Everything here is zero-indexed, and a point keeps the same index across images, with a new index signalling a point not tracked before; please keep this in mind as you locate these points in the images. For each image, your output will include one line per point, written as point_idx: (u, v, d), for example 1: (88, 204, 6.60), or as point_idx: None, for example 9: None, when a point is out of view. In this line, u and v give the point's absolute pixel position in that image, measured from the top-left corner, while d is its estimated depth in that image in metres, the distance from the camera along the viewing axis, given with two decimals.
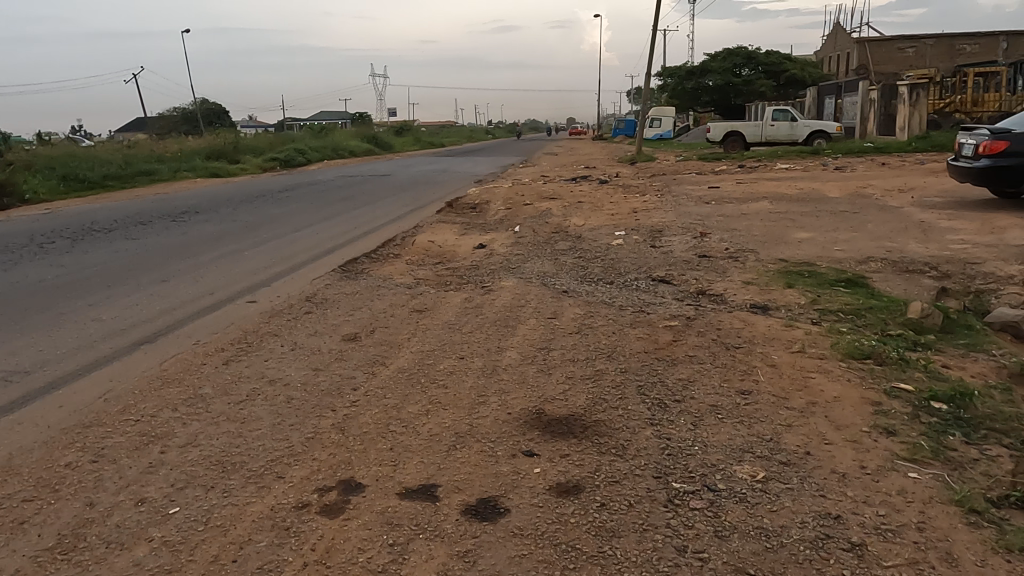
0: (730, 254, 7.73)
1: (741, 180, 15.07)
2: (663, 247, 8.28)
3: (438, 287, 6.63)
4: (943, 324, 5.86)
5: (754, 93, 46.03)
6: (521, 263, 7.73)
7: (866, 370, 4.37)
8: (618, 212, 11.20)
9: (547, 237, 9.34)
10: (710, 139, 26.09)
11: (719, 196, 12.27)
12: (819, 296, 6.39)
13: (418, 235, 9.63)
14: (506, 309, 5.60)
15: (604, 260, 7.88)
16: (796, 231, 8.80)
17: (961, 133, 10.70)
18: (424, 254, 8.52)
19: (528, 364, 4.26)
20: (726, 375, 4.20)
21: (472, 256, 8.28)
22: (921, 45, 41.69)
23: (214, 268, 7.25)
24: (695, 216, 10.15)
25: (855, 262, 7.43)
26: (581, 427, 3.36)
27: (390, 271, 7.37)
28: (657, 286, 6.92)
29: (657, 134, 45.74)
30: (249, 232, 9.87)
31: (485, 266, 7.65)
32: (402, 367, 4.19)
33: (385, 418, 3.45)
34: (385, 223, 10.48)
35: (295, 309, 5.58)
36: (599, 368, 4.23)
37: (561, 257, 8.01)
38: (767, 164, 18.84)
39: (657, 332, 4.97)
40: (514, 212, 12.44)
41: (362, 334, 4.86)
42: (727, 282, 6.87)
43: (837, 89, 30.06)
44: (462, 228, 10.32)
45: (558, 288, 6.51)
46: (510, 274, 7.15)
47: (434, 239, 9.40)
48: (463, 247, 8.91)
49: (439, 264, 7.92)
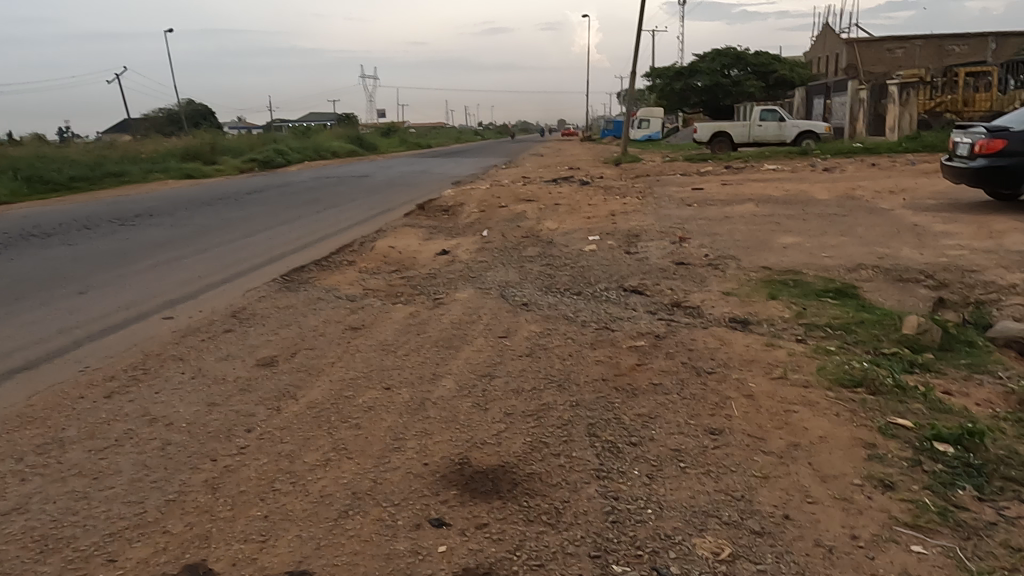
0: (709, 261, 7.14)
1: (727, 181, 14.53)
2: (639, 253, 7.69)
3: (386, 299, 6.00)
4: (942, 341, 5.28)
5: (743, 93, 45.60)
6: (482, 272, 7.11)
7: (858, 401, 3.77)
8: (595, 214, 10.61)
9: (516, 242, 8.72)
10: (699, 139, 25.40)
11: (703, 199, 11.66)
12: (805, 309, 5.80)
13: (378, 239, 9.00)
14: (454, 325, 4.98)
15: (573, 267, 7.28)
16: (782, 235, 8.22)
17: (956, 131, 10.16)
18: (382, 261, 7.89)
19: (463, 396, 3.63)
20: (694, 409, 3.58)
21: (432, 264, 7.65)
22: (910, 45, 41.35)
23: (142, 277, 6.60)
24: (675, 219, 9.55)
25: (844, 270, 6.85)
26: (510, 483, 2.75)
27: (338, 281, 6.73)
28: (628, 297, 6.30)
29: (645, 135, 45.25)
30: (197, 237, 9.20)
31: (443, 275, 7.03)
32: (314, 401, 3.55)
33: (272, 472, 2.83)
34: (347, 227, 9.85)
35: (215, 326, 4.93)
36: (545, 401, 3.60)
37: (528, 265, 7.40)
38: (755, 165, 18.29)
39: (619, 354, 4.35)
40: (488, 215, 11.81)
41: (280, 358, 4.23)
42: (705, 292, 6.27)
43: (825, 89, 29.59)
44: (428, 233, 9.69)
45: (518, 299, 5.90)
46: (468, 285, 6.53)
47: (396, 245, 8.77)
48: (425, 253, 8.28)
49: (395, 272, 7.30)
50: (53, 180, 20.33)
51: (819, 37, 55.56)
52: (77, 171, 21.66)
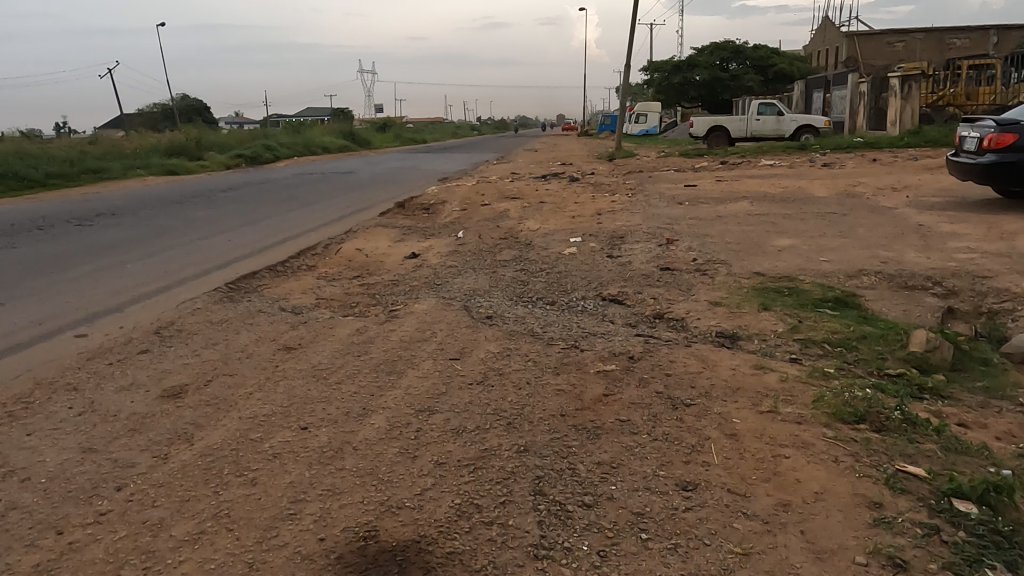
0: (697, 266, 6.56)
1: (722, 178, 13.96)
2: (621, 257, 7.11)
3: (337, 311, 5.43)
4: (954, 359, 4.71)
5: (742, 87, 44.96)
6: (450, 278, 6.53)
7: (861, 442, 3.19)
8: (581, 213, 10.04)
9: (493, 244, 8.15)
10: (694, 135, 24.97)
11: (696, 197, 11.08)
12: (801, 323, 5.22)
13: (346, 241, 8.42)
14: (402, 345, 4.40)
15: (550, 273, 6.70)
16: (777, 237, 7.64)
17: (963, 125, 9.57)
18: (345, 266, 7.32)
19: (391, 440, 3.06)
20: (664, 454, 3.01)
21: (398, 269, 7.08)
22: (911, 39, 40.71)
23: (74, 286, 6.02)
24: (665, 219, 8.97)
25: (844, 276, 6.27)
26: (421, 570, 2.18)
27: (290, 290, 6.15)
28: (605, 308, 5.73)
29: (643, 130, 44.69)
30: (152, 238, 8.63)
31: (406, 282, 6.45)
32: (210, 447, 2.98)
33: (125, 552, 2.26)
34: (314, 228, 9.28)
35: (131, 346, 4.35)
36: (487, 444, 3.03)
37: (501, 270, 6.83)
38: (753, 161, 17.69)
39: (584, 381, 3.77)
40: (469, 214, 11.23)
41: (190, 388, 3.65)
42: (691, 302, 5.69)
43: (825, 83, 28.96)
44: (401, 234, 9.11)
45: (482, 311, 5.32)
46: (431, 294, 5.95)
47: (364, 247, 8.18)
48: (393, 257, 7.71)
49: (356, 279, 6.72)
50: (29, 175, 19.68)
51: (818, 30, 54.88)
52: (56, 167, 21.02)
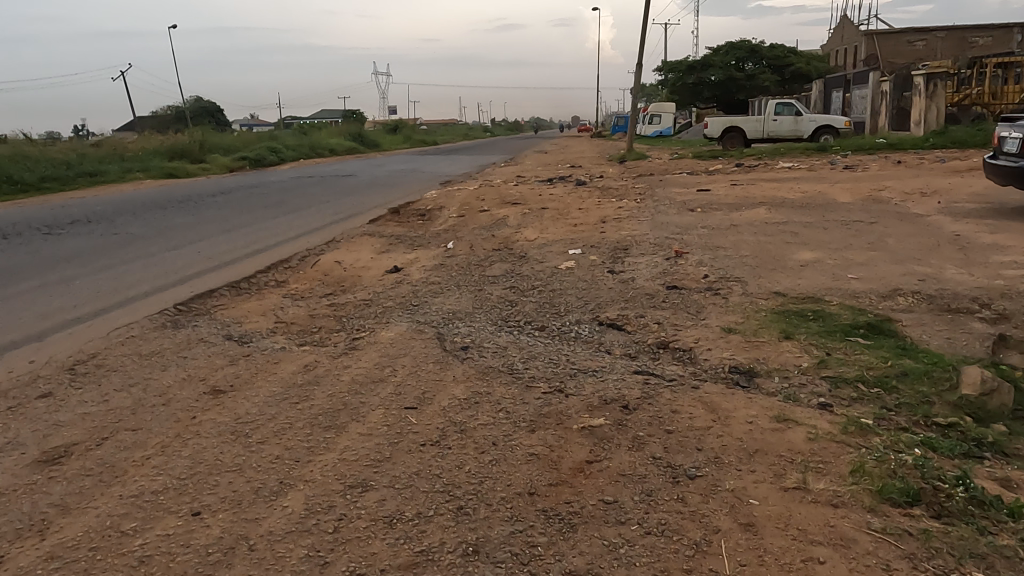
0: (708, 284, 5.81)
1: (737, 182, 13.18)
2: (624, 272, 6.38)
3: (293, 340, 4.74)
4: (1017, 405, 3.93)
5: (757, 87, 44.03)
6: (430, 298, 5.83)
7: (919, 537, 2.44)
8: (583, 221, 9.33)
9: (483, 256, 7.43)
10: (708, 136, 24.09)
11: (708, 202, 10.30)
12: (829, 356, 4.46)
13: (325, 253, 7.74)
14: (354, 386, 3.70)
15: (543, 291, 5.98)
16: (797, 249, 6.88)
17: (1002, 125, 8.75)
18: (318, 282, 6.64)
19: (301, 536, 2.35)
20: (658, 559, 2.29)
21: (375, 285, 6.38)
22: (932, 38, 39.64)
23: (6, 305, 5.39)
24: (674, 228, 8.22)
25: (876, 297, 5.51)
26: None
27: (247, 312, 5.47)
28: (601, 336, 5.00)
29: (656, 131, 43.88)
30: (118, 249, 8.01)
31: (380, 302, 5.75)
32: (63, 547, 2.29)
33: None
34: (293, 237, 8.61)
35: (31, 389, 3.67)
36: (424, 544, 2.31)
37: (489, 287, 6.13)
38: (770, 163, 16.88)
39: (563, 442, 3.05)
40: (465, 221, 10.55)
41: (76, 450, 2.96)
42: (701, 329, 4.95)
43: (844, 82, 28.02)
44: (387, 243, 8.42)
45: (459, 340, 4.61)
46: (405, 317, 5.24)
47: (343, 259, 7.49)
48: (373, 270, 7.02)
49: (327, 298, 6.04)
50: (23, 180, 19.23)
51: (836, 30, 53.84)
52: (52, 171, 20.59)
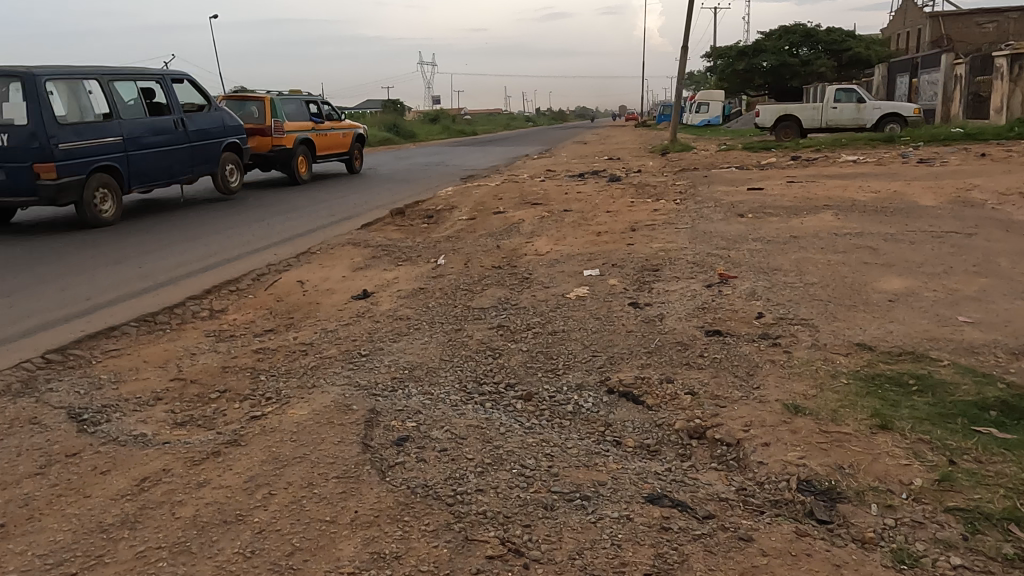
0: (762, 330, 4.27)
1: (794, 178, 11.49)
2: (649, 305, 4.88)
3: (171, 418, 3.39)
4: None
5: (812, 73, 41.45)
6: (389, 342, 4.42)
7: None
8: (608, 228, 7.81)
9: (477, 276, 5.99)
10: (760, 126, 22.16)
11: (759, 206, 8.64)
12: (953, 467, 2.91)
13: (289, 270, 6.40)
14: (189, 533, 2.32)
15: (540, 333, 4.51)
16: (880, 275, 5.27)
17: None
18: (264, 313, 5.30)
19: None
20: None
21: (330, 320, 5.00)
22: (1005, 18, 36.66)
23: None
24: (718, 240, 6.65)
25: (1005, 354, 3.90)
26: None
27: (144, 361, 4.15)
28: (609, 412, 3.53)
29: (704, 120, 41.79)
30: (52, 260, 6.79)
31: (323, 346, 4.37)
32: None
33: None
34: (261, 247, 7.27)
35: None
36: None
37: (471, 325, 4.69)
38: (829, 155, 15.00)
39: None
40: (474, 225, 9.12)
41: None
42: (753, 409, 3.44)
43: (911, 67, 25.68)
44: (369, 254, 7.05)
45: (399, 427, 3.19)
46: (342, 377, 3.85)
47: (308, 278, 6.15)
48: (338, 296, 5.64)
49: (261, 338, 4.69)
50: None
51: (898, 13, 50.73)
52: None
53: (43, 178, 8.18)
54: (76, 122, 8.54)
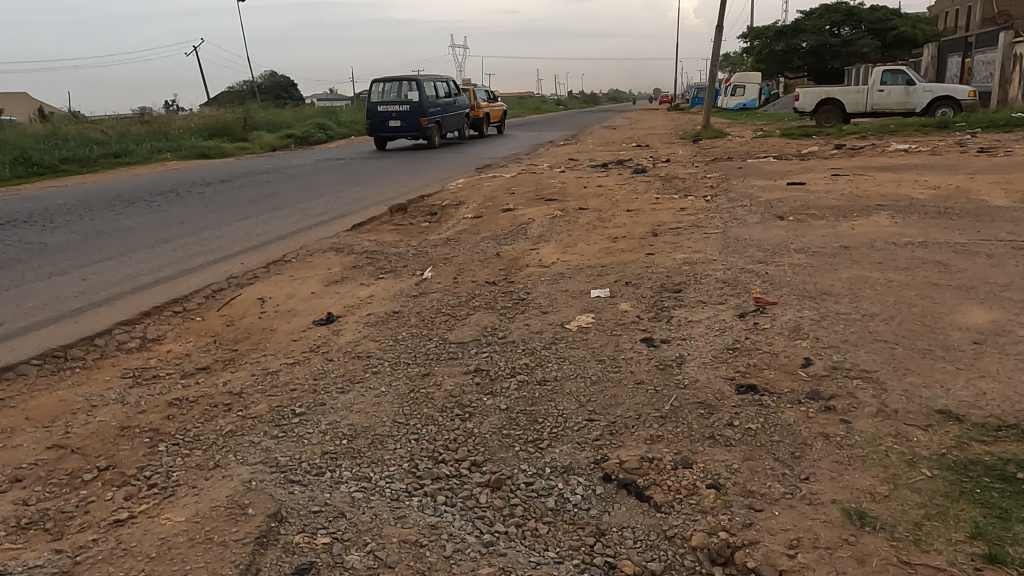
0: (811, 388, 3.29)
1: (840, 170, 10.33)
2: (666, 344, 3.93)
3: (14, 519, 2.55)
4: None
5: (855, 54, 39.48)
6: (335, 392, 3.53)
7: None
8: (626, 232, 6.85)
9: (466, 295, 5.08)
10: (799, 110, 20.83)
11: (802, 205, 7.58)
12: None
13: (253, 284, 5.56)
14: None
15: (526, 382, 3.57)
16: (957, 304, 4.22)
17: None
18: (206, 344, 4.46)
19: None
20: None
21: (278, 355, 4.14)
22: None
23: None
24: (753, 251, 5.66)
25: None
26: None
27: (24, 419, 3.33)
28: (602, 515, 2.60)
29: (739, 104, 40.26)
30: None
31: (250, 398, 3.49)
32: None
33: None
34: (231, 254, 6.43)
35: None
36: None
37: (443, 368, 3.78)
38: (877, 144, 13.75)
39: None
40: (480, 225, 8.20)
41: None
42: (800, 518, 2.47)
43: (964, 45, 23.92)
44: (350, 263, 6.18)
45: (303, 548, 2.29)
46: (260, 450, 2.97)
47: (271, 296, 5.30)
48: (298, 320, 4.78)
49: (188, 381, 3.83)
50: (40, 162, 17.89)
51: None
52: (73, 152, 19.25)
53: (424, 124, 19.51)
54: (446, 103, 20.91)
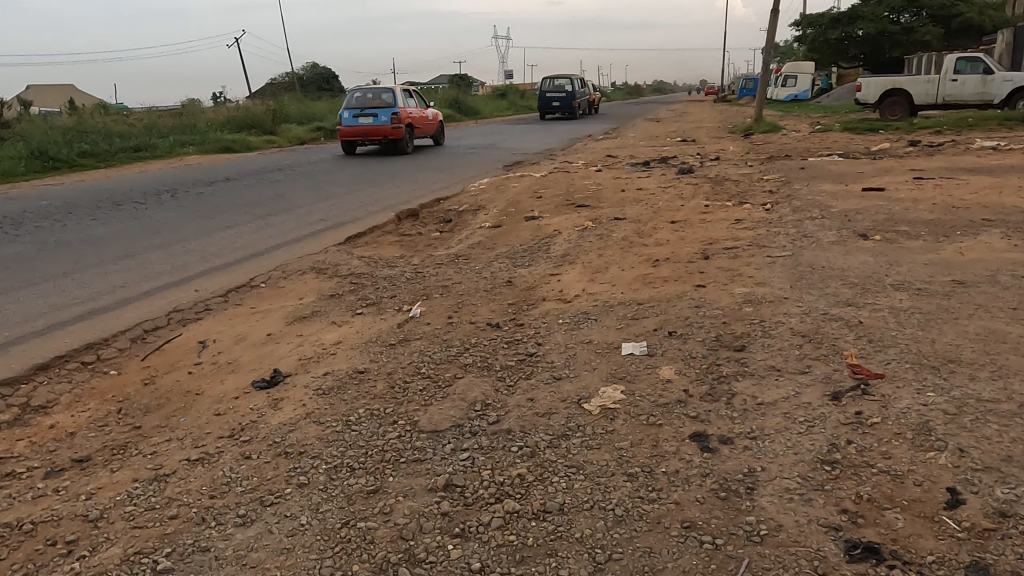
0: (971, 561, 2.02)
1: (922, 173, 8.85)
2: (728, 445, 2.70)
3: None
4: None
5: (917, 42, 37.08)
6: (230, 526, 2.37)
7: None
8: (671, 252, 5.60)
9: (460, 345, 3.91)
10: (861, 102, 19.14)
11: (887, 218, 6.22)
12: None
13: (200, 322, 4.47)
14: None
15: (515, 517, 2.36)
16: None
17: None
18: (109, 414, 3.38)
19: None
20: None
21: (187, 442, 3.02)
22: None
23: None
24: (835, 286, 4.36)
25: None
26: None
27: None
28: None
29: (790, 96, 38.32)
30: None
31: (106, 532, 2.36)
32: None
33: None
34: (190, 275, 5.37)
35: None
36: None
37: (399, 480, 2.61)
38: (958, 140, 12.12)
39: None
40: (497, 237, 7.01)
41: None
42: None
43: None
44: (328, 292, 5.05)
45: None
46: None
47: (218, 340, 4.21)
48: (238, 378, 3.67)
49: (47, 485, 2.74)
50: (57, 156, 17.24)
51: None
52: (91, 145, 18.62)
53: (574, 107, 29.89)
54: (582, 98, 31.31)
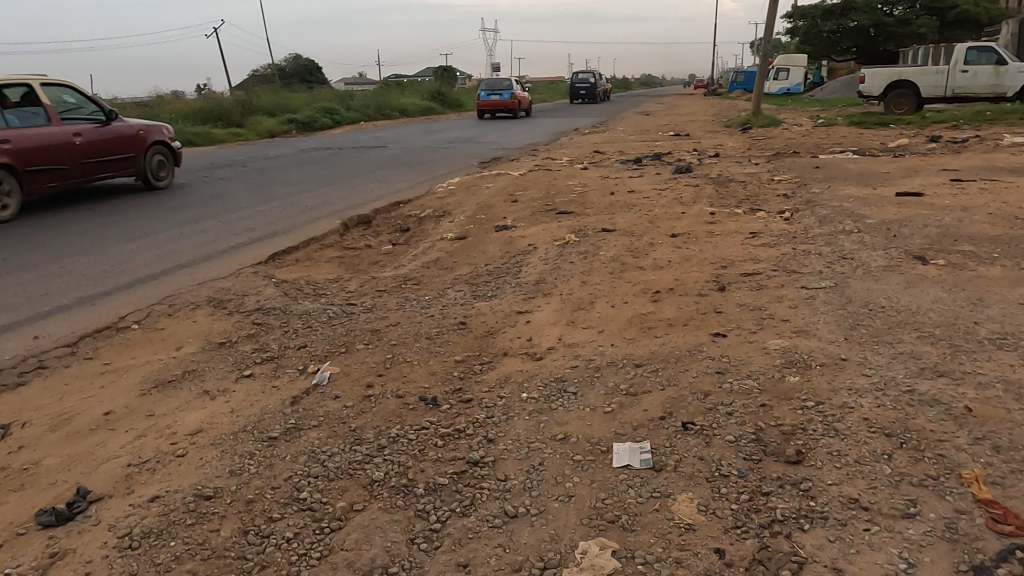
0: None
1: (957, 173, 7.63)
2: None
3: None
4: None
5: (912, 34, 35.96)
6: None
7: None
8: (674, 278, 4.39)
9: (372, 439, 2.64)
10: (865, 94, 17.94)
11: (940, 232, 5.01)
12: None
13: (19, 391, 3.18)
14: None
15: None
16: None
17: None
18: None
19: None
20: None
21: None
22: None
23: None
24: (910, 341, 3.12)
25: None
26: None
27: None
28: None
29: (782, 89, 37.28)
30: None
31: None
32: None
33: None
34: (41, 313, 4.06)
35: None
36: None
37: None
38: (983, 135, 10.90)
39: None
40: (459, 251, 5.77)
41: None
42: None
43: None
44: (218, 338, 3.77)
45: None
46: None
47: (30, 422, 2.92)
48: (26, 499, 2.40)
49: None
50: None
51: None
52: None
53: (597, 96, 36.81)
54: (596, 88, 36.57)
